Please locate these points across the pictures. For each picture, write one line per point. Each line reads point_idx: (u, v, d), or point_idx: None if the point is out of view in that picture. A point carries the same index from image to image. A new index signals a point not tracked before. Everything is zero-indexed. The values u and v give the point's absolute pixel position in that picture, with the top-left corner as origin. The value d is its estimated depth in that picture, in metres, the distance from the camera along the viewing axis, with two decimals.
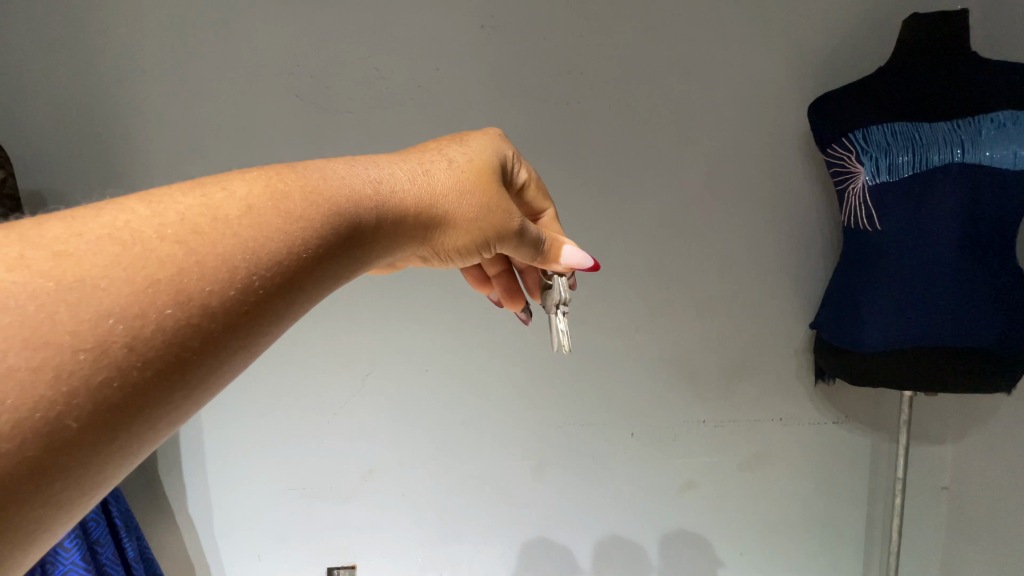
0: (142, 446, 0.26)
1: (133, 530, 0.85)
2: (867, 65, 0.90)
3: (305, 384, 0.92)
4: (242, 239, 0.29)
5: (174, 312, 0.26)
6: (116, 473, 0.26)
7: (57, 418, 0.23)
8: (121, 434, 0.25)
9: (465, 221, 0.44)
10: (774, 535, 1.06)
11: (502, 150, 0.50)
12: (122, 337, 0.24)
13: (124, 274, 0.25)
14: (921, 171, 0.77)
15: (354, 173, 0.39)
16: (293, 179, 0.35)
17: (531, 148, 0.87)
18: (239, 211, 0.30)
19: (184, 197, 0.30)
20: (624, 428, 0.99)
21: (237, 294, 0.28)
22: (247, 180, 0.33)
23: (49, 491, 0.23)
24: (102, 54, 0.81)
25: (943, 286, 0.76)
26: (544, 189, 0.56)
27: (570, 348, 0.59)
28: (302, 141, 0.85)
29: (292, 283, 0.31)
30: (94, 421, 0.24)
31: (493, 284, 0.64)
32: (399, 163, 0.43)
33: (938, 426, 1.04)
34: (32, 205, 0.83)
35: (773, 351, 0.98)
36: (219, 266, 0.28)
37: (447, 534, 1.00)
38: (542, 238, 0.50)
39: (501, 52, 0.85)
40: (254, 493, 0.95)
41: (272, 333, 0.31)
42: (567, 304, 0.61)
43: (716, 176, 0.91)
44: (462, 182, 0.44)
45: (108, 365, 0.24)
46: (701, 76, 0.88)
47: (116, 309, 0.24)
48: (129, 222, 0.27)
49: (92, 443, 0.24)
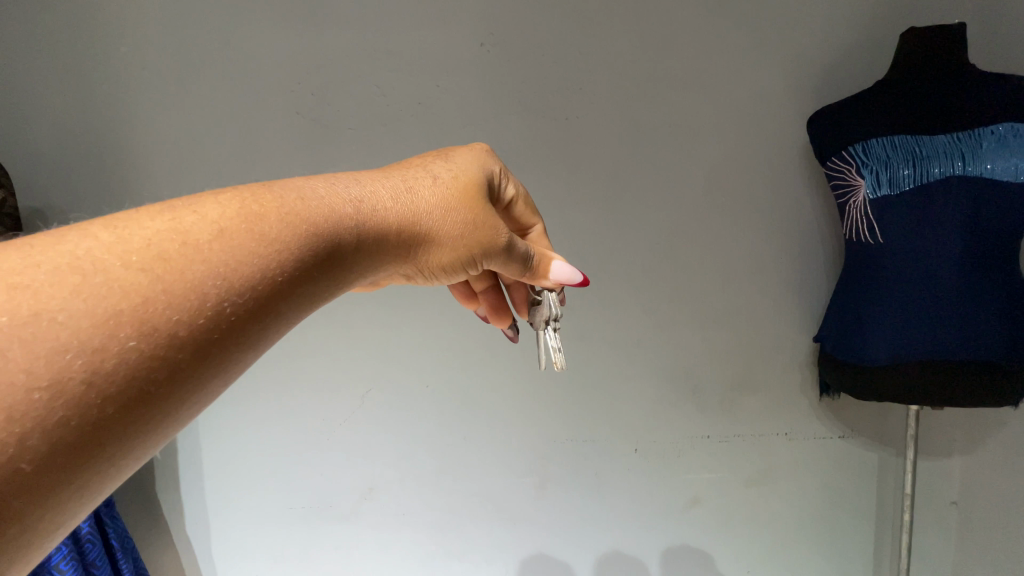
0: (105, 481, 0.27)
1: (130, 550, 0.84)
2: (865, 79, 0.91)
3: (303, 401, 0.92)
4: (213, 264, 0.29)
5: (138, 344, 0.26)
6: (79, 510, 0.26)
7: (11, 462, 0.23)
8: (79, 472, 0.25)
9: (450, 238, 0.44)
10: (780, 553, 1.04)
11: (490, 165, 0.50)
12: (80, 372, 0.24)
13: (84, 306, 0.25)
14: (922, 183, 0.77)
15: (334, 192, 0.39)
16: (270, 199, 0.35)
17: (529, 163, 0.88)
18: (210, 235, 0.31)
19: (151, 221, 0.30)
20: (627, 444, 0.98)
21: (208, 322, 0.29)
22: (220, 202, 0.33)
23: (7, 533, 0.23)
24: (104, 73, 0.82)
25: (943, 300, 0.76)
26: (533, 203, 0.56)
27: (561, 365, 0.58)
28: (302, 157, 0.85)
29: (267, 308, 0.31)
30: (50, 462, 0.24)
31: (480, 299, 0.64)
32: (382, 180, 0.43)
33: (946, 440, 1.02)
34: (33, 223, 0.84)
35: (775, 364, 0.97)
36: (189, 294, 0.28)
37: (447, 554, 0.99)
38: (531, 253, 0.50)
39: (500, 69, 0.86)
40: (252, 513, 0.94)
41: (246, 360, 0.31)
42: (557, 319, 0.60)
43: (715, 190, 0.91)
44: (447, 198, 0.44)
45: (64, 403, 0.24)
46: (698, 91, 0.89)
47: (74, 344, 0.24)
48: (90, 249, 0.28)
49: (50, 482, 0.24)
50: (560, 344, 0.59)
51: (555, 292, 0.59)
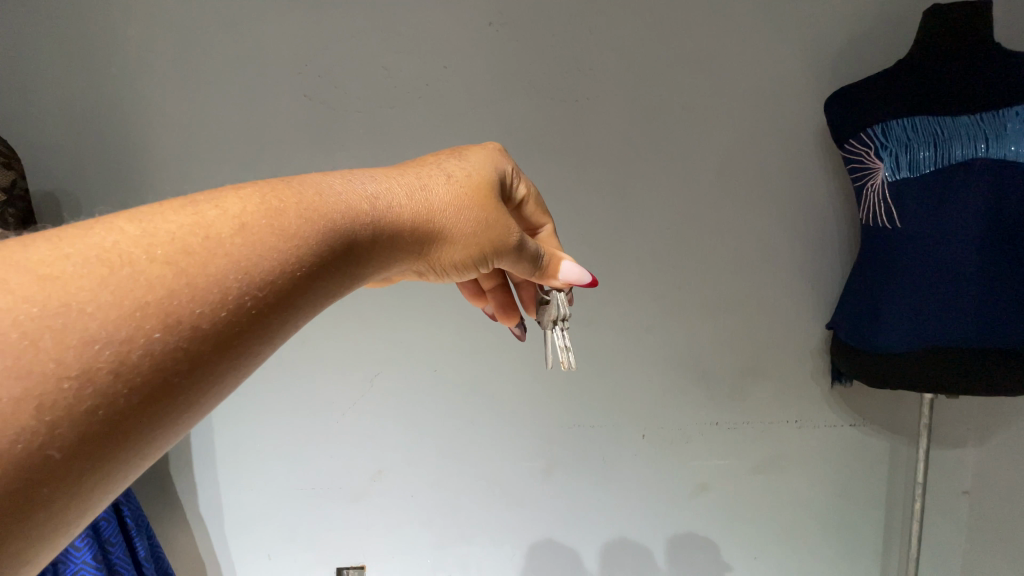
0: (127, 468, 0.27)
1: (144, 527, 0.86)
2: (885, 58, 0.88)
3: (314, 385, 0.92)
4: (235, 259, 0.29)
5: (162, 336, 0.26)
6: (102, 498, 0.26)
7: (40, 449, 0.23)
8: (104, 460, 0.25)
9: (463, 236, 0.44)
10: (788, 539, 1.04)
11: (502, 164, 0.50)
12: (108, 362, 0.24)
13: (112, 298, 0.25)
14: (943, 167, 0.76)
15: (351, 189, 0.39)
16: (289, 194, 0.35)
17: (538, 145, 0.87)
18: (232, 230, 0.30)
19: (176, 215, 0.30)
20: (635, 428, 0.98)
21: (229, 315, 0.29)
22: (240, 197, 0.33)
23: (35, 517, 0.23)
24: (114, 54, 0.81)
25: (964, 289, 0.74)
26: (543, 203, 0.56)
27: (569, 365, 0.59)
28: (311, 140, 0.85)
29: (284, 303, 0.31)
30: (78, 449, 0.24)
31: (488, 298, 0.64)
32: (396, 177, 0.43)
33: (958, 428, 1.01)
34: (43, 206, 0.84)
35: (787, 351, 0.97)
36: (211, 287, 0.28)
37: (455, 536, 1.00)
38: (541, 253, 0.49)
39: (509, 49, 0.84)
40: (265, 493, 0.96)
41: (262, 354, 0.31)
42: (566, 320, 0.61)
43: (728, 173, 0.90)
44: (460, 196, 0.44)
45: (93, 392, 0.24)
46: (712, 72, 0.87)
47: (102, 334, 0.24)
48: (118, 242, 0.27)
49: (77, 469, 0.24)
50: (570, 344, 0.60)
51: (563, 292, 0.59)
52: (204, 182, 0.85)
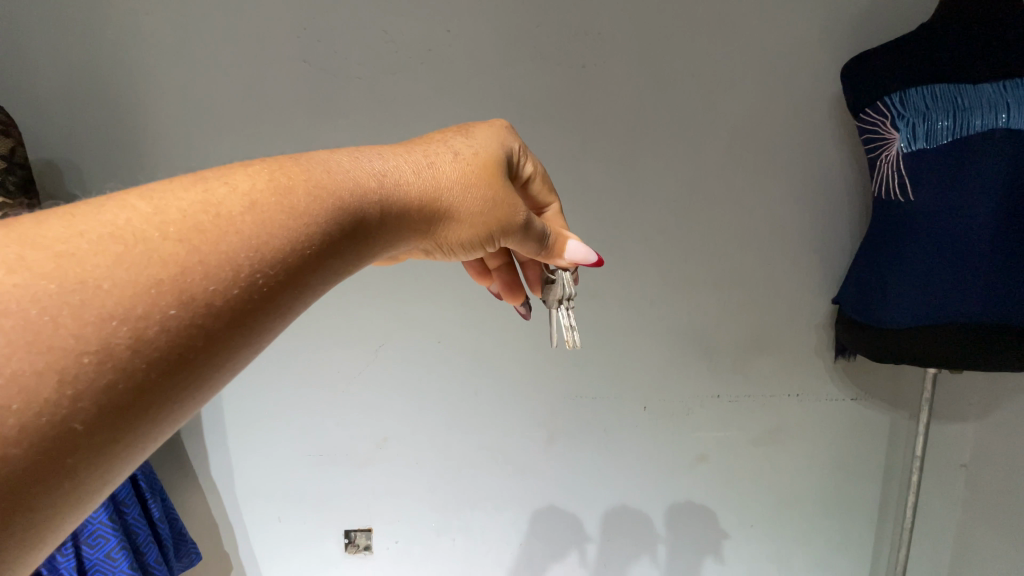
0: (146, 441, 0.27)
1: (158, 490, 0.89)
2: (906, 22, 0.85)
3: (320, 355, 0.93)
4: (245, 236, 0.29)
5: (177, 312, 0.26)
6: (123, 470, 0.27)
7: (64, 422, 0.23)
8: (125, 433, 0.25)
9: (470, 214, 0.43)
10: (784, 508, 1.06)
11: (509, 142, 0.49)
12: (126, 337, 0.24)
13: (127, 275, 0.25)
14: (961, 137, 0.73)
15: (358, 167, 0.38)
16: (297, 172, 0.34)
17: (544, 114, 0.85)
18: (242, 208, 0.30)
19: (186, 193, 0.30)
20: (637, 400, 0.99)
21: (241, 292, 0.28)
22: (249, 175, 0.33)
23: (60, 488, 0.24)
24: (108, 16, 0.79)
25: (976, 264, 0.73)
26: (550, 182, 0.55)
27: (574, 345, 0.59)
28: (312, 108, 0.83)
29: (294, 280, 0.31)
30: (100, 423, 0.24)
31: (493, 276, 0.63)
32: (403, 154, 0.42)
33: (959, 403, 1.02)
34: (46, 175, 0.84)
35: (791, 325, 0.96)
36: (223, 265, 0.28)
37: (458, 501, 1.03)
38: (547, 232, 0.49)
39: (514, 12, 0.81)
40: (274, 459, 0.98)
41: (272, 331, 0.31)
42: (571, 299, 0.60)
43: (738, 144, 0.88)
44: (467, 175, 0.43)
45: (112, 367, 0.24)
46: (725, 37, 0.84)
47: (119, 310, 0.24)
48: (130, 220, 0.27)
49: (98, 442, 0.24)
50: (575, 323, 0.60)
51: (569, 271, 0.59)
52: (206, 151, 0.84)
